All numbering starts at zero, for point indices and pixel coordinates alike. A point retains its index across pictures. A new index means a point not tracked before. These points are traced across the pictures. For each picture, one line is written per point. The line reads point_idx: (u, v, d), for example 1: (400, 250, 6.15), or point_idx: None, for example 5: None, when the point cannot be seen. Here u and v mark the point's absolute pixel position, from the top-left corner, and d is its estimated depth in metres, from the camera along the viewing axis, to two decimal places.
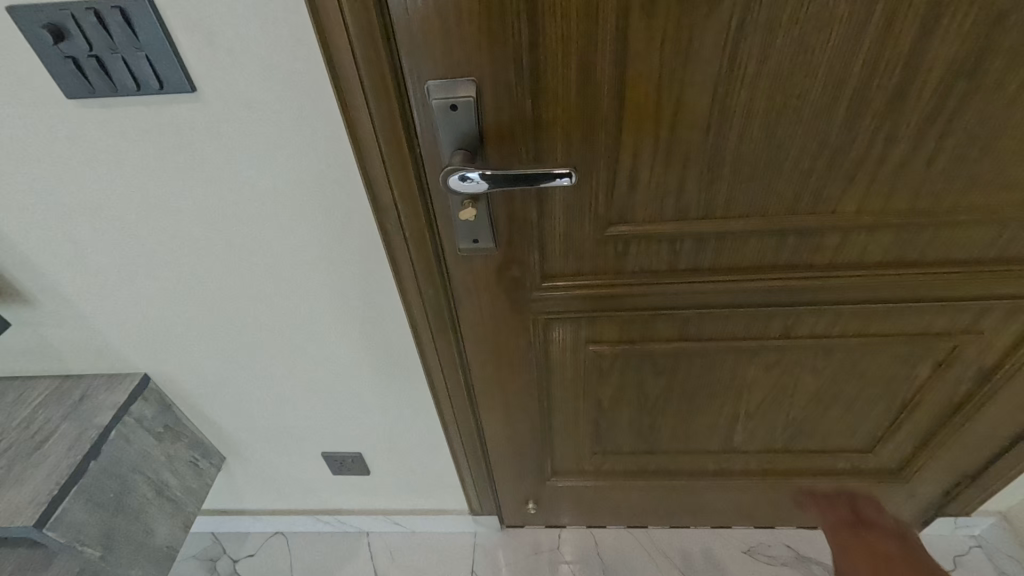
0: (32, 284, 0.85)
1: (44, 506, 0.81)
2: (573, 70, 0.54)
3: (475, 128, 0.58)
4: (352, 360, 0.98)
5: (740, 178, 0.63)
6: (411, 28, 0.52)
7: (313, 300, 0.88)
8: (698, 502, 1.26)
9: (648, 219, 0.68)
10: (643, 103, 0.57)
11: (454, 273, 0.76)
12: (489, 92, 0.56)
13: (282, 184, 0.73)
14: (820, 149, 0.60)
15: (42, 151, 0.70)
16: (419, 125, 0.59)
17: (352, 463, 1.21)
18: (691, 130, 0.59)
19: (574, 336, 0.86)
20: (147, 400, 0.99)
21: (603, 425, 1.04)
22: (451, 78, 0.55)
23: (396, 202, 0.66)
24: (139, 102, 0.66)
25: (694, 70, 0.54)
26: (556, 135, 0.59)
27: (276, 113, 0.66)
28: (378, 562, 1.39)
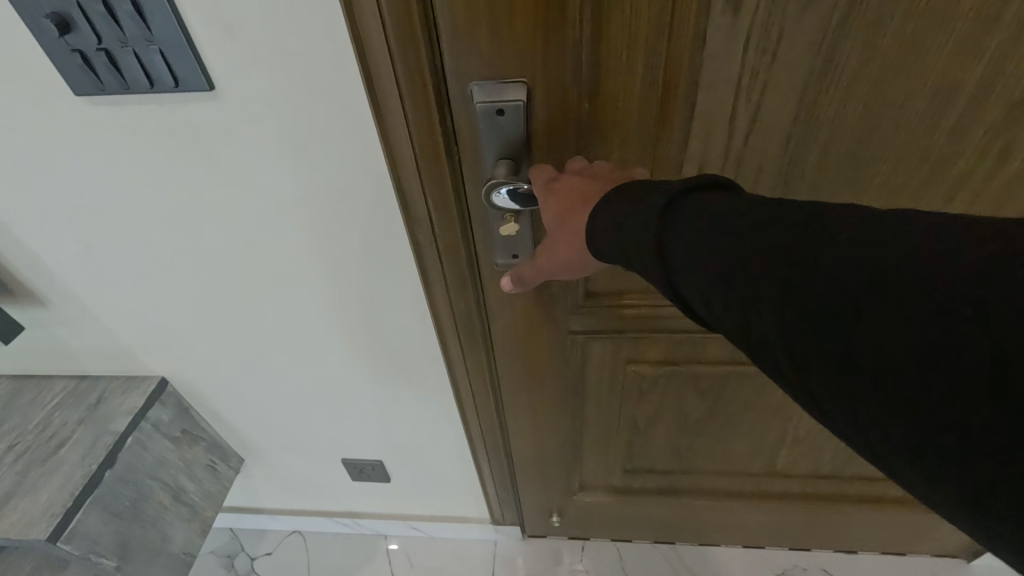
0: (45, 285, 0.81)
1: (57, 519, 0.79)
2: (638, 72, 0.47)
3: (522, 135, 0.52)
4: (378, 366, 0.94)
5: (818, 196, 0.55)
6: (456, 22, 0.46)
7: (338, 305, 0.84)
8: (731, 522, 1.20)
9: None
10: (716, 110, 0.49)
11: (488, 287, 0.70)
12: (541, 98, 0.50)
13: (306, 187, 0.68)
14: (914, 165, 0.52)
15: (52, 148, 0.65)
16: (460, 130, 0.53)
17: (373, 468, 1.18)
18: (768, 143, 0.52)
19: (613, 355, 0.81)
20: (165, 404, 0.95)
21: (637, 443, 0.98)
22: (499, 79, 0.49)
23: (429, 214, 0.60)
24: (153, 100, 0.60)
25: (780, 74, 0.47)
26: (613, 147, 0.53)
27: (301, 114, 0.61)
28: (396, 567, 1.36)
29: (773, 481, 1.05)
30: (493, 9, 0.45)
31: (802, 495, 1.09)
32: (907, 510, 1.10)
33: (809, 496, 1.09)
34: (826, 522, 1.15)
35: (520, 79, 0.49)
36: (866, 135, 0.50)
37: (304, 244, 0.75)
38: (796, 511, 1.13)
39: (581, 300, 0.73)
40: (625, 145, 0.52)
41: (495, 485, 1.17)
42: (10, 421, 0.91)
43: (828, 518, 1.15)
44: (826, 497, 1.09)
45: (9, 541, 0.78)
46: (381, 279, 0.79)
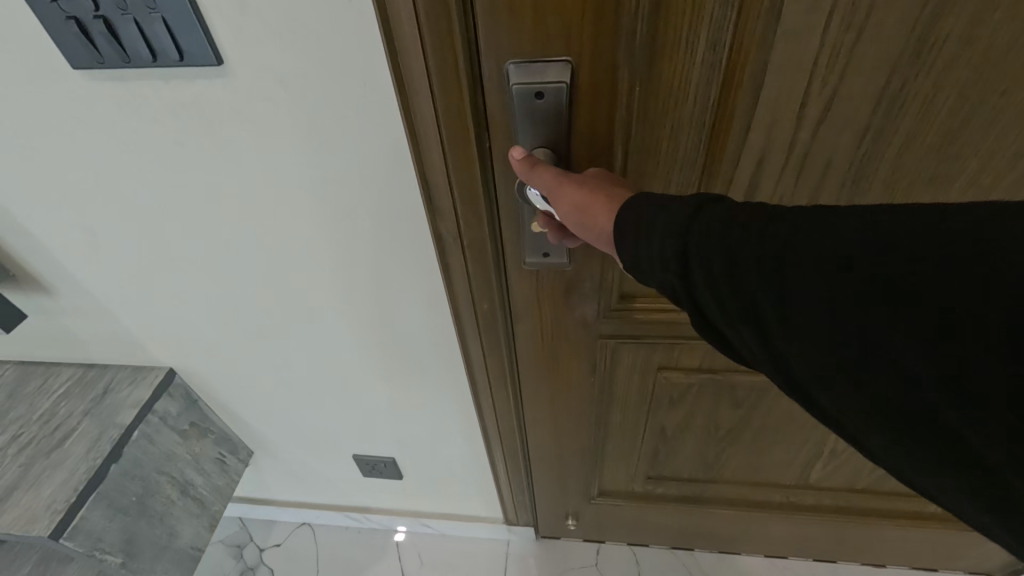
0: (47, 271, 0.77)
1: (60, 515, 0.76)
2: (699, 52, 0.42)
3: (563, 122, 0.46)
4: (394, 360, 0.90)
5: (889, 197, 0.50)
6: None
7: (354, 297, 0.80)
8: (754, 531, 1.15)
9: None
10: (785, 97, 0.44)
11: (514, 288, 0.65)
12: (586, 81, 0.44)
13: (323, 174, 0.64)
14: (1007, 162, 0.47)
15: (51, 126, 0.61)
16: (491, 116, 0.48)
17: (385, 464, 1.14)
18: (842, 137, 0.46)
19: (644, 361, 0.76)
20: (173, 396, 0.92)
21: (663, 451, 0.93)
22: (539, 58, 0.43)
23: (455, 206, 0.55)
24: (156, 75, 0.56)
25: (863, 57, 0.41)
26: (664, 141, 0.47)
27: (319, 94, 0.56)
28: (407, 564, 1.33)
29: (804, 493, 1.00)
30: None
31: (833, 509, 1.04)
32: (945, 527, 1.04)
33: (841, 509, 1.04)
34: (856, 535, 1.10)
35: (564, 58, 0.43)
36: (955, 130, 0.45)
37: (320, 233, 0.71)
38: (826, 525, 1.07)
39: (614, 303, 0.67)
40: (676, 138, 0.47)
41: (511, 486, 1.14)
42: (15, 410, 0.88)
43: (860, 532, 1.10)
44: (859, 510, 1.04)
45: (12, 536, 0.75)
46: (399, 271, 0.75)
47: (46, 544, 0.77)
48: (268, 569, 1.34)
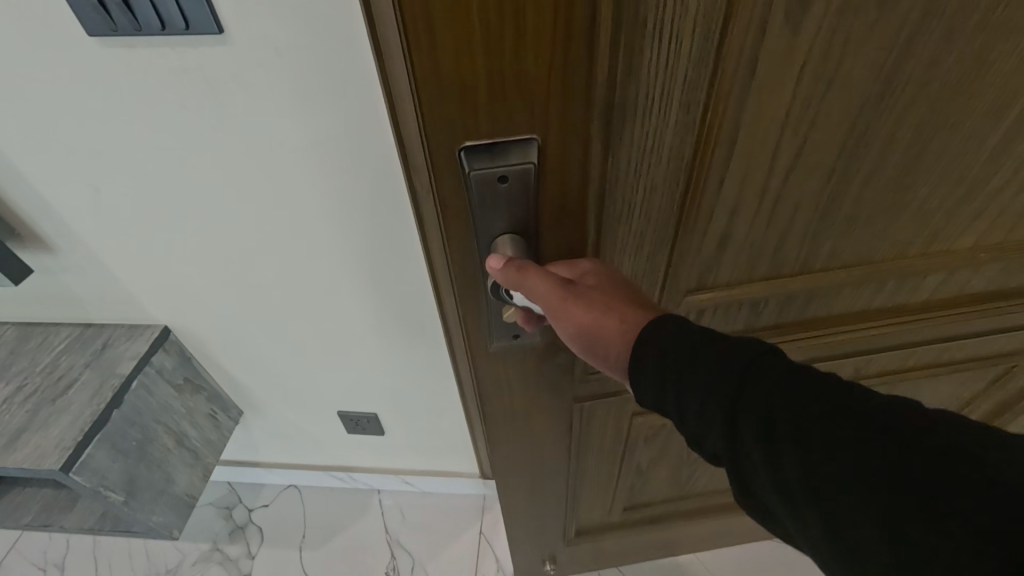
0: (53, 231, 0.78)
1: (70, 451, 0.79)
2: (673, 116, 0.44)
3: (527, 201, 0.46)
4: (384, 326, 0.95)
5: (850, 227, 0.57)
6: (452, 81, 0.38)
7: (349, 267, 0.84)
8: (719, 531, 1.25)
9: (733, 279, 0.61)
10: (761, 147, 0.48)
11: (482, 372, 0.63)
12: (554, 157, 0.44)
13: (316, 140, 0.66)
14: (950, 185, 0.54)
15: (64, 88, 0.61)
16: (454, 196, 0.45)
17: (367, 423, 1.20)
18: (809, 176, 0.51)
19: (620, 412, 0.81)
20: (169, 350, 0.94)
21: (639, 484, 1.01)
22: (498, 142, 0.42)
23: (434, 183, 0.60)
24: (164, 44, 0.57)
25: (830, 106, 0.45)
26: (641, 193, 0.50)
27: (322, 63, 0.59)
28: (389, 518, 1.41)
29: None
30: (492, 66, 0.38)
31: None
32: None
33: None
34: None
35: (524, 139, 0.42)
36: (909, 161, 0.51)
37: (320, 204, 0.74)
38: None
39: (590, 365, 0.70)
40: (654, 188, 0.49)
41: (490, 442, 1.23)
42: (18, 364, 0.90)
43: None
44: None
45: (23, 471, 0.78)
46: (392, 243, 0.80)
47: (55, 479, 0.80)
48: (256, 529, 1.40)
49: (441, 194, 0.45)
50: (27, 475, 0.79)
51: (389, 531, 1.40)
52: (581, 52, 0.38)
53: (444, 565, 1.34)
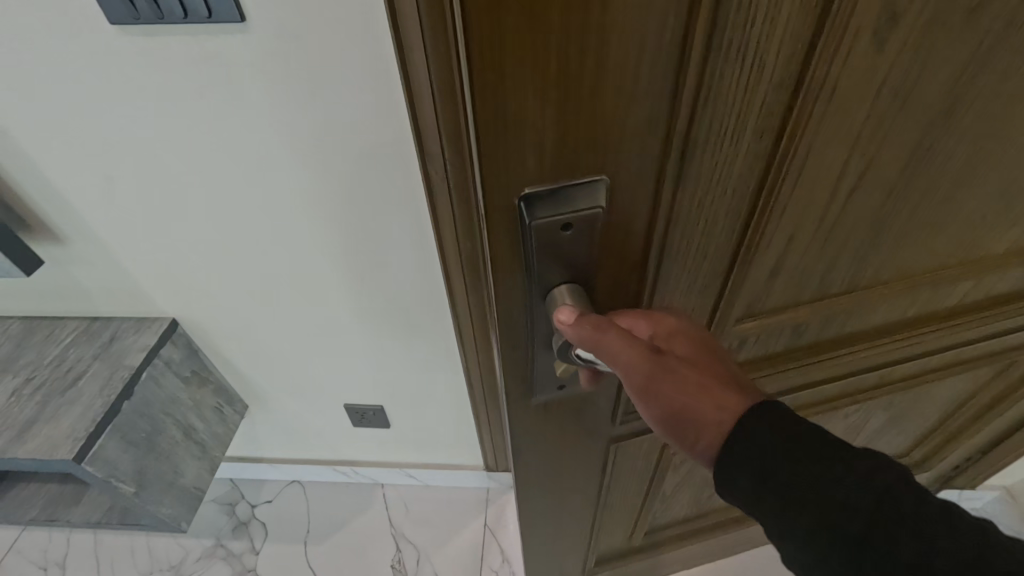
0: (63, 221, 0.78)
1: (82, 441, 0.79)
2: (743, 145, 0.40)
3: (588, 249, 0.41)
4: (391, 318, 0.96)
5: (900, 246, 0.53)
6: (521, 116, 0.34)
7: (357, 258, 0.85)
8: (732, 542, 1.23)
9: (780, 306, 0.57)
10: (826, 174, 0.43)
11: (516, 420, 0.58)
12: (617, 195, 0.39)
13: (330, 128, 0.66)
14: (999, 195, 0.51)
15: (80, 77, 0.62)
16: (506, 243, 0.40)
17: (373, 416, 1.20)
18: (869, 200, 0.47)
19: (649, 447, 0.75)
20: (176, 344, 0.94)
21: (660, 510, 0.96)
22: (564, 186, 0.38)
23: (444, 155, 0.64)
24: (185, 32, 0.58)
25: (899, 127, 0.42)
26: (701, 225, 0.45)
27: (339, 51, 0.59)
28: (393, 513, 1.41)
29: None
30: (562, 101, 0.33)
31: None
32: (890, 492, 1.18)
33: None
34: None
35: (591, 179, 0.38)
36: (963, 174, 0.47)
37: (330, 194, 0.75)
38: None
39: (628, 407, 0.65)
40: (714, 220, 0.45)
41: (495, 434, 1.24)
42: (25, 356, 0.89)
43: None
44: None
45: (35, 462, 0.78)
46: (403, 234, 0.80)
47: (68, 470, 0.79)
48: (260, 524, 1.40)
49: (496, 241, 0.40)
50: (38, 467, 0.78)
51: (393, 523, 1.40)
52: (660, 75, 0.34)
53: (449, 558, 1.35)
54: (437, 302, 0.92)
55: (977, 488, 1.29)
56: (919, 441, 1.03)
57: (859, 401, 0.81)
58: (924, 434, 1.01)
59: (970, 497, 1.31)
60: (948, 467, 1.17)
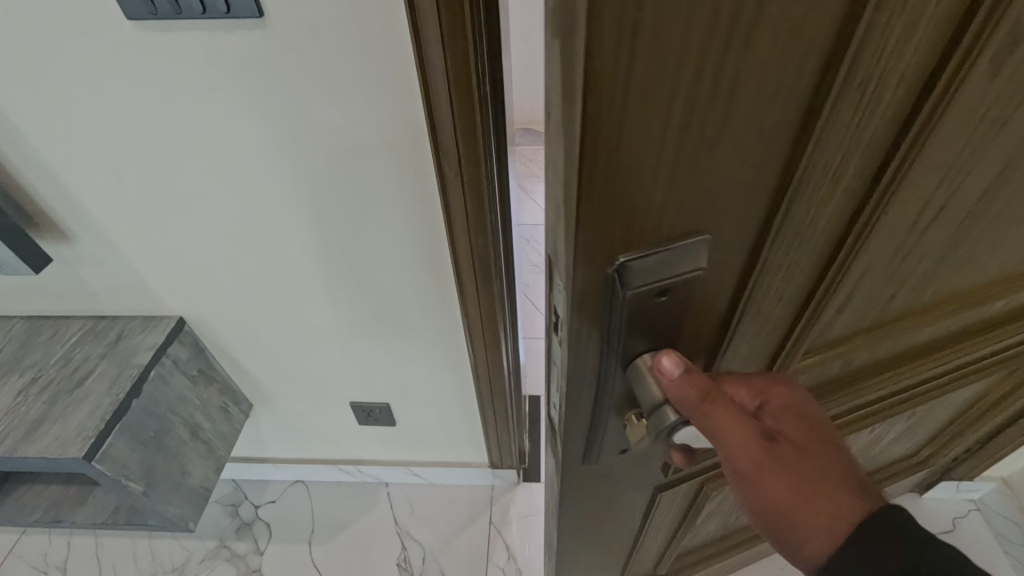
0: (72, 219, 0.78)
1: (93, 439, 0.78)
2: (843, 182, 0.34)
3: (679, 309, 0.36)
4: (398, 316, 0.96)
5: (960, 266, 0.49)
6: (628, 168, 0.27)
7: (365, 255, 0.85)
8: (748, 553, 1.21)
9: (835, 337, 0.52)
10: (914, 204, 0.38)
11: (569, 486, 0.51)
12: (717, 251, 0.33)
13: (345, 124, 0.66)
14: None
15: (95, 73, 0.62)
16: (590, 310, 0.34)
17: (379, 414, 1.20)
18: (946, 227, 0.42)
19: (687, 488, 0.70)
20: (183, 342, 0.94)
21: (686, 538, 0.92)
22: (669, 248, 0.31)
23: (458, 148, 0.65)
24: (202, 28, 0.58)
25: (993, 149, 0.37)
26: (783, 270, 0.39)
27: (356, 47, 0.59)
28: (398, 512, 1.41)
29: None
30: (679, 154, 0.27)
31: None
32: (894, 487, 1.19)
33: None
34: None
35: (694, 236, 0.31)
36: None
37: (341, 191, 0.75)
38: None
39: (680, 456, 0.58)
40: (798, 262, 0.39)
41: (501, 431, 1.24)
42: (30, 356, 0.88)
43: None
44: None
45: (45, 461, 0.77)
46: (414, 233, 0.81)
47: (78, 469, 0.78)
48: (264, 525, 1.39)
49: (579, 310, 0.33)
50: (48, 466, 0.78)
51: (399, 522, 1.40)
52: (791, 109, 0.27)
53: (456, 555, 1.35)
54: (445, 300, 0.93)
55: (973, 480, 1.31)
56: (926, 439, 1.04)
57: (885, 412, 0.78)
58: (931, 432, 1.01)
59: (967, 489, 1.33)
60: (947, 457, 1.19)
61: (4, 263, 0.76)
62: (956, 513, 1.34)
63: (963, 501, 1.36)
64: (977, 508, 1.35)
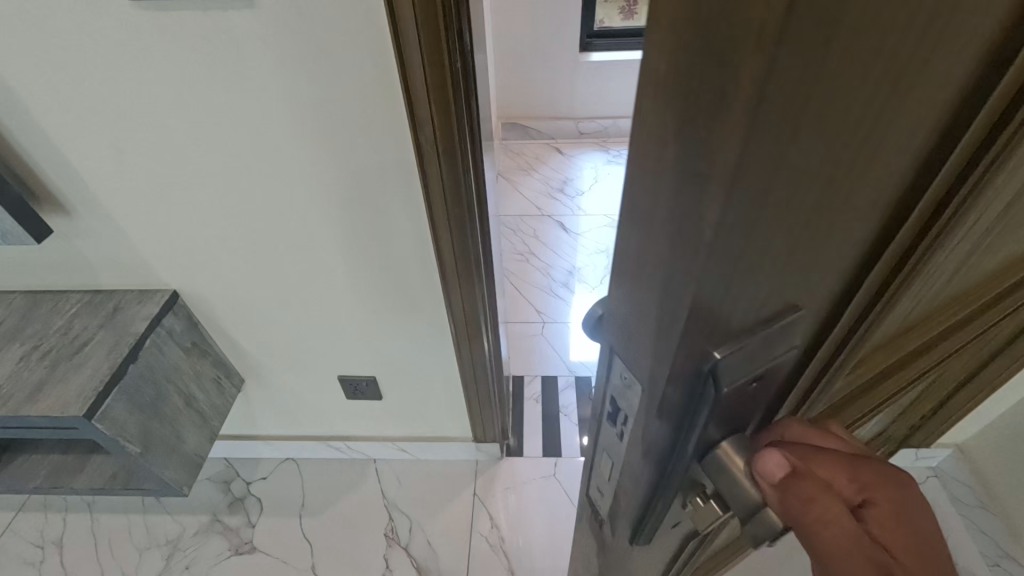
0: (71, 192, 0.83)
1: (93, 398, 0.83)
2: (943, 216, 0.28)
3: (767, 392, 0.31)
4: (382, 291, 1.01)
5: (1003, 257, 0.44)
6: (757, 248, 0.22)
7: (349, 229, 0.90)
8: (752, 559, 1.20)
9: (881, 354, 0.46)
10: (990, 212, 0.33)
11: None
12: (807, 325, 0.29)
13: (328, 100, 0.72)
14: None
15: (94, 51, 0.67)
16: (667, 394, 0.29)
17: (366, 387, 1.25)
18: (1000, 228, 0.38)
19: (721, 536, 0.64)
20: (177, 314, 1.00)
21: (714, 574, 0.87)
22: (766, 334, 0.26)
23: (432, 114, 0.71)
24: (194, 8, 0.63)
25: None
26: (857, 315, 0.33)
27: (337, 27, 0.64)
28: (386, 485, 1.47)
29: None
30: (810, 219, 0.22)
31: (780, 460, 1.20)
32: None
33: None
34: None
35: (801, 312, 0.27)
36: None
37: (326, 167, 0.80)
38: None
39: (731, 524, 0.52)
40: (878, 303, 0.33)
41: (482, 404, 1.29)
42: (30, 327, 0.93)
43: None
44: None
45: (48, 419, 0.82)
46: (397, 208, 0.86)
47: (79, 427, 0.83)
48: (256, 500, 1.44)
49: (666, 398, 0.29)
50: (51, 423, 0.82)
51: (386, 496, 1.45)
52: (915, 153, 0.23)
53: (441, 526, 1.40)
54: (427, 274, 0.98)
55: (932, 447, 1.38)
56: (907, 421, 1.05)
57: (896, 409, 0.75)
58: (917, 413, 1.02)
59: (925, 456, 1.40)
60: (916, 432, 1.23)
61: (8, 232, 0.81)
62: (918, 480, 1.40)
63: (922, 468, 1.42)
64: (935, 475, 1.42)
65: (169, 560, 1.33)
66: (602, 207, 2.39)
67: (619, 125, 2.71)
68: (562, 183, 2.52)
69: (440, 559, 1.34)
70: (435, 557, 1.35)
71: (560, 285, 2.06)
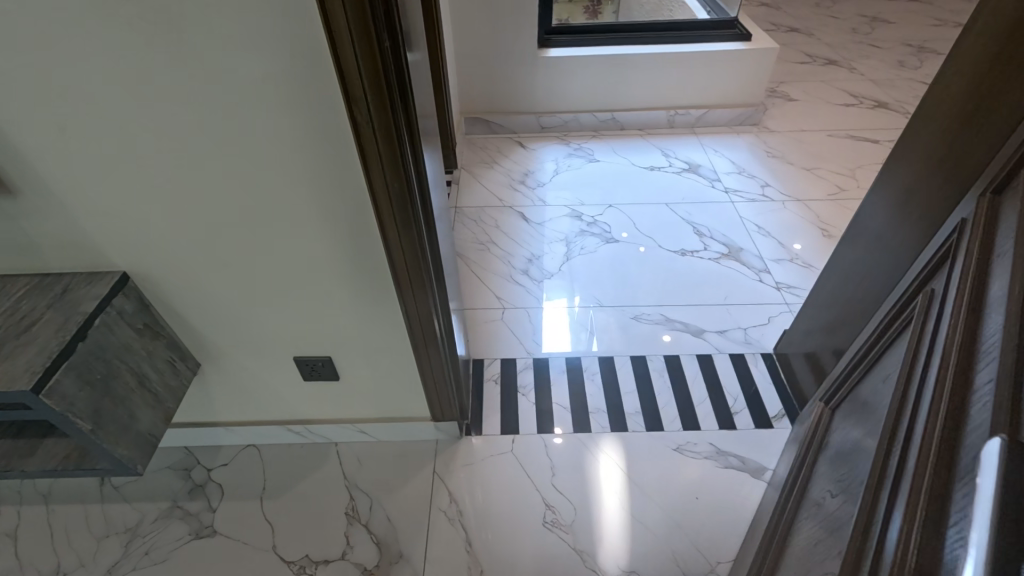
0: (14, 173, 0.85)
1: (38, 374, 0.85)
2: None
3: None
4: (333, 274, 1.05)
5: None
6: None
7: (298, 213, 0.94)
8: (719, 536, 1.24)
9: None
10: None
11: None
12: None
13: (267, 82, 0.76)
14: None
15: (32, 33, 0.70)
16: None
17: (323, 369, 1.28)
18: None
19: None
20: (127, 295, 1.03)
21: None
22: None
23: (366, 98, 0.76)
24: None
25: None
26: None
27: (268, 12, 0.69)
28: (346, 467, 1.50)
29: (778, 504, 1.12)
30: None
31: None
32: None
33: None
34: None
35: None
36: None
37: (271, 150, 0.84)
38: None
39: None
40: None
41: (438, 384, 1.34)
42: None
43: None
44: None
45: None
46: (341, 190, 0.90)
47: (26, 401, 0.84)
48: (216, 485, 1.46)
49: None
50: None
51: (347, 477, 1.48)
52: None
53: (401, 505, 1.43)
54: (375, 255, 1.02)
55: None
56: None
57: None
58: None
59: None
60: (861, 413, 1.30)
61: None
62: None
63: None
64: None
65: (128, 547, 1.34)
66: (563, 198, 2.45)
67: (580, 120, 2.78)
68: (524, 176, 2.57)
69: (400, 534, 1.38)
70: (395, 533, 1.38)
71: (521, 274, 2.11)
